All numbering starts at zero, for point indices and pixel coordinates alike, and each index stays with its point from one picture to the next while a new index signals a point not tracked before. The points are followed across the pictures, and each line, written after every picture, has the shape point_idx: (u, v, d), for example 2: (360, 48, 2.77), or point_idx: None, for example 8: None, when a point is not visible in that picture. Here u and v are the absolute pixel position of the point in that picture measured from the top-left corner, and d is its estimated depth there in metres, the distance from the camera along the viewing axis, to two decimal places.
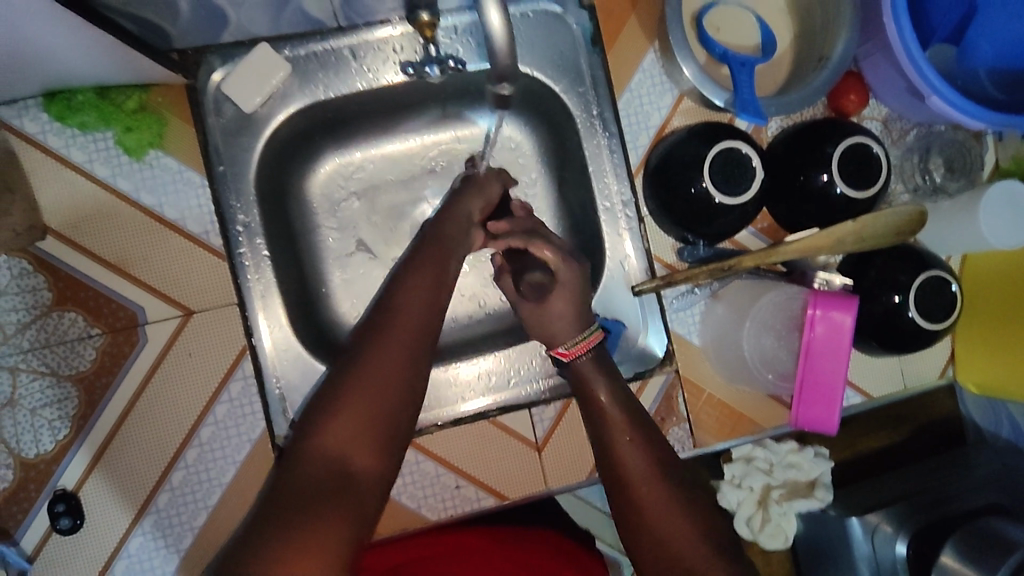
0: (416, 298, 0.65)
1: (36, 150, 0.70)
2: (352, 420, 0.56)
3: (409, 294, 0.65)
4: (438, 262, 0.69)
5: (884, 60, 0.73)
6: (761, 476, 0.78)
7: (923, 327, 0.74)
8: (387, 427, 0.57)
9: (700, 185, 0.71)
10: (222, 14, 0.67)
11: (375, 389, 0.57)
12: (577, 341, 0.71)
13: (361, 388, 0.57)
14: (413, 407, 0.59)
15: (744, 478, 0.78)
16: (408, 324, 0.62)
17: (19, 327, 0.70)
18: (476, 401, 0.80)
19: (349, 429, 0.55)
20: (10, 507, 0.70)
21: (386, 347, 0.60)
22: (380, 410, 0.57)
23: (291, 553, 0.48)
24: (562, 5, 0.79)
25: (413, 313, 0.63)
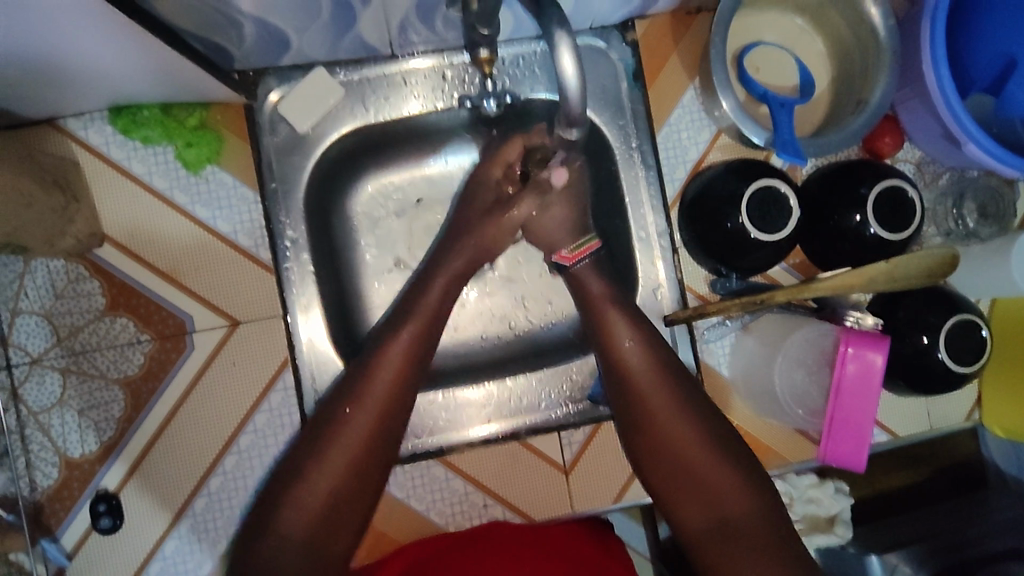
0: (389, 377, 0.68)
1: (99, 160, 0.73)
2: (318, 506, 0.63)
3: (383, 368, 0.68)
4: (421, 329, 0.71)
5: (920, 106, 0.74)
6: None
7: (952, 369, 0.75)
8: (345, 506, 0.64)
9: (736, 220, 0.73)
10: (285, 39, 0.70)
11: (339, 475, 0.64)
12: (578, 246, 0.77)
13: (325, 476, 0.64)
14: (369, 478, 0.65)
15: None
16: (376, 404, 0.67)
17: (71, 330, 0.73)
18: (482, 427, 0.80)
19: (313, 514, 0.63)
20: (53, 504, 0.72)
21: (353, 430, 0.65)
22: (342, 493, 0.64)
23: None
24: (607, 41, 0.82)
25: (382, 393, 0.67)
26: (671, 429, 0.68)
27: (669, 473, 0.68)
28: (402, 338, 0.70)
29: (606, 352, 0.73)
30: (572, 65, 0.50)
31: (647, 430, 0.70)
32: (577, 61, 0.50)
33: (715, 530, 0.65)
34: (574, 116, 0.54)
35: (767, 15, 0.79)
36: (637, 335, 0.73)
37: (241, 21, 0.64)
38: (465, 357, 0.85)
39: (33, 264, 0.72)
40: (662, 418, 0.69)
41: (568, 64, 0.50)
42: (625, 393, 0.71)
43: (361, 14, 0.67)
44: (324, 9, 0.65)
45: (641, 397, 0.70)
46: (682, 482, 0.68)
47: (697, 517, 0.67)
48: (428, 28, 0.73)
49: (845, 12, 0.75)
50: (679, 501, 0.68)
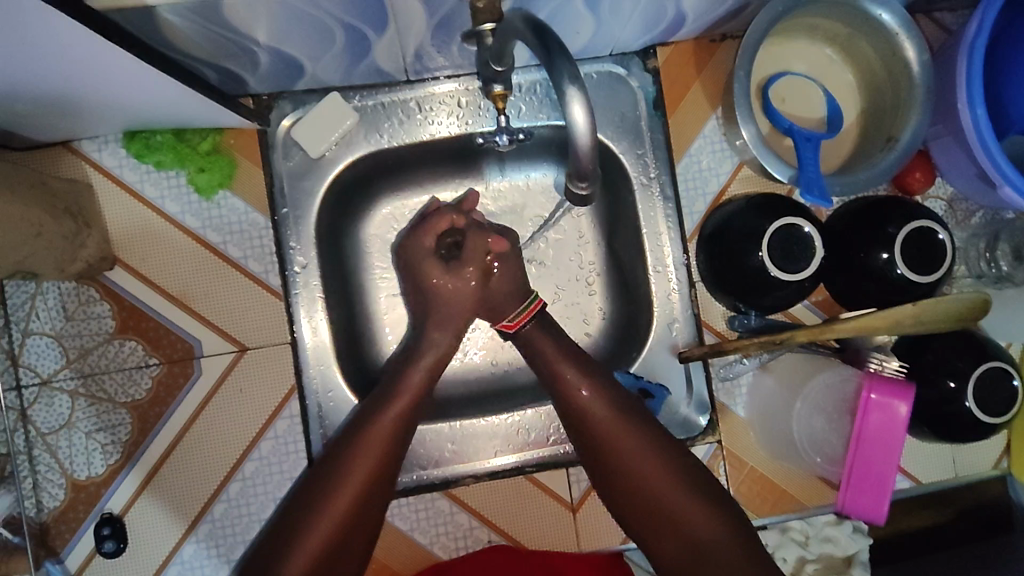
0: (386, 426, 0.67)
1: (112, 182, 0.73)
2: (323, 542, 0.62)
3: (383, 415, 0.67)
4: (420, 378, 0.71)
5: (954, 143, 0.71)
6: (797, 549, 0.77)
7: (981, 420, 0.71)
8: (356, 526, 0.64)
9: (757, 257, 0.70)
10: (299, 65, 0.69)
11: (343, 518, 0.64)
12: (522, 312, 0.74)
13: (328, 516, 0.63)
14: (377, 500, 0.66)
15: (778, 549, 0.77)
16: (374, 455, 0.66)
17: (81, 352, 0.73)
18: (506, 456, 0.78)
19: (319, 555, 0.62)
20: (58, 525, 0.72)
21: (352, 477, 0.65)
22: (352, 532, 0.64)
23: None
24: (626, 68, 0.80)
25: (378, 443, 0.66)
26: (643, 469, 0.66)
27: (642, 512, 0.66)
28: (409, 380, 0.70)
29: (564, 402, 0.70)
30: (583, 117, 0.48)
31: (616, 472, 0.67)
32: (589, 114, 0.48)
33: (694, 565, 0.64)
34: (585, 167, 0.52)
35: (795, 44, 0.77)
36: (593, 382, 0.69)
37: (254, 50, 0.64)
38: (475, 386, 0.83)
39: (45, 285, 0.72)
40: (630, 458, 0.67)
41: (580, 117, 0.48)
42: (589, 439, 0.69)
43: (376, 42, 0.66)
44: (338, 37, 0.64)
45: (605, 441, 0.68)
46: (655, 519, 0.66)
47: (675, 554, 0.65)
48: (444, 54, 0.71)
49: (877, 44, 0.72)
50: (655, 534, 0.66)
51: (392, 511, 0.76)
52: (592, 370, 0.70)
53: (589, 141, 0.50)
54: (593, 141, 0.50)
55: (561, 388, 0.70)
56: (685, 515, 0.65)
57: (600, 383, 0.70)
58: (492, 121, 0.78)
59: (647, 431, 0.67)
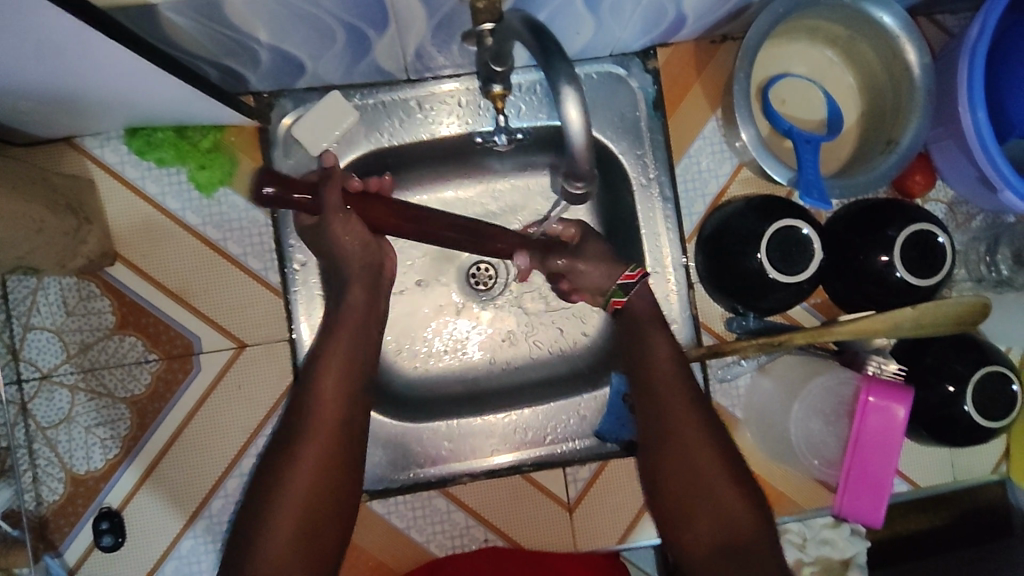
0: (332, 418, 0.64)
1: (114, 178, 0.74)
2: (302, 511, 0.60)
3: (324, 411, 0.64)
4: (348, 366, 0.67)
5: (955, 147, 0.71)
6: (794, 552, 0.77)
7: (980, 424, 0.71)
8: (339, 483, 0.63)
9: (755, 258, 0.70)
10: (299, 64, 0.69)
11: (304, 509, 0.61)
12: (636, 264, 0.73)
13: (291, 511, 0.60)
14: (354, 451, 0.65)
15: None
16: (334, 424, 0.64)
17: (81, 347, 0.73)
18: (503, 456, 0.78)
19: (299, 522, 0.60)
20: (57, 519, 0.73)
21: (306, 471, 0.62)
22: (316, 521, 0.61)
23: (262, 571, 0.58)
24: (627, 68, 0.79)
25: (335, 419, 0.64)
26: (701, 453, 0.66)
27: (687, 495, 0.65)
28: (330, 365, 0.66)
29: (642, 382, 0.70)
30: (578, 117, 0.48)
31: (675, 451, 0.67)
32: (584, 114, 0.48)
33: (726, 552, 0.63)
34: (580, 168, 0.52)
35: (795, 46, 0.77)
36: (671, 365, 0.70)
37: (256, 48, 0.64)
38: (472, 384, 0.83)
39: (46, 280, 0.73)
40: (687, 440, 0.67)
41: (575, 116, 0.48)
42: (654, 416, 0.69)
43: (376, 41, 0.66)
44: (338, 36, 0.64)
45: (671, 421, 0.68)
46: (698, 500, 0.65)
47: (711, 540, 0.64)
48: (444, 54, 0.71)
49: (878, 48, 0.72)
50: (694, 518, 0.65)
51: (388, 509, 0.76)
52: (669, 363, 0.70)
53: (583, 141, 0.50)
54: (588, 142, 0.50)
55: (647, 369, 0.70)
56: (731, 500, 0.64)
57: (674, 369, 0.70)
58: (492, 121, 0.78)
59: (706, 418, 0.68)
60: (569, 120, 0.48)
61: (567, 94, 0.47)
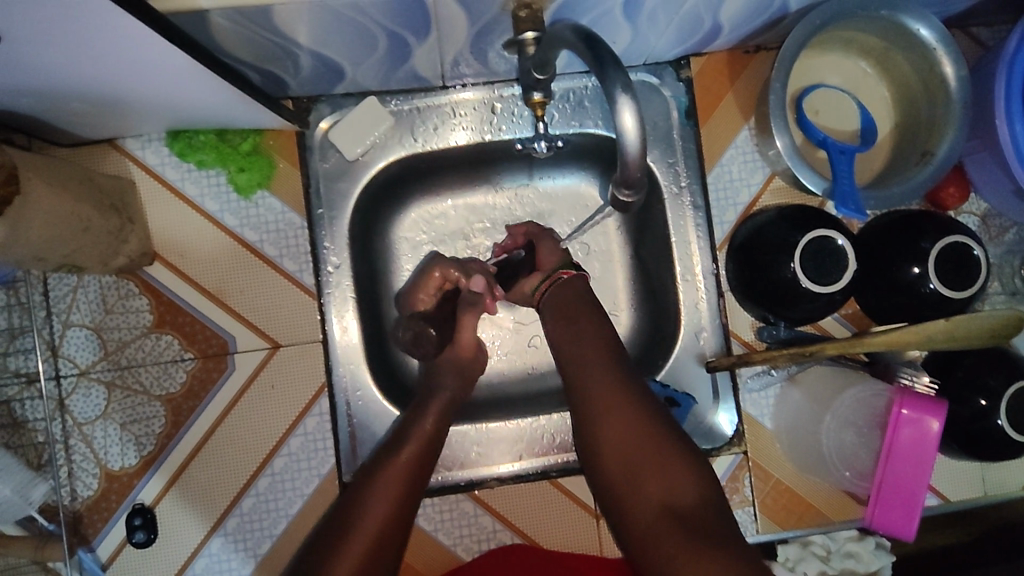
0: (399, 467, 0.62)
1: (154, 179, 0.75)
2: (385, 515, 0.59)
3: (396, 461, 0.63)
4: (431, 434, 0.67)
5: (990, 160, 0.71)
6: (818, 564, 0.74)
7: (1013, 439, 0.70)
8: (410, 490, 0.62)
9: (790, 269, 0.70)
10: (339, 70, 0.71)
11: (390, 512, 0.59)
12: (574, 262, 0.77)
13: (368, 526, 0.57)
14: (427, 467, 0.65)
15: (799, 563, 0.74)
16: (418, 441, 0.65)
17: (119, 345, 0.74)
18: (507, 465, 0.78)
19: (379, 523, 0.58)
20: (91, 515, 0.73)
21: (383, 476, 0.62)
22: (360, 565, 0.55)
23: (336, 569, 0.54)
24: (660, 77, 0.80)
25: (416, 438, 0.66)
26: (628, 419, 0.62)
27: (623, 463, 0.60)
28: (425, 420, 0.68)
29: (568, 362, 0.68)
30: (633, 123, 0.49)
31: (609, 424, 0.62)
32: (639, 120, 0.49)
33: (670, 524, 0.56)
34: (631, 175, 0.52)
35: (829, 57, 0.77)
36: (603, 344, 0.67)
37: (298, 53, 0.66)
38: (501, 388, 0.84)
39: (87, 278, 0.74)
40: (610, 402, 0.63)
41: (629, 124, 0.49)
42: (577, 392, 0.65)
43: (416, 48, 0.67)
44: (380, 43, 0.65)
45: (598, 393, 0.64)
46: (634, 468, 0.60)
47: (656, 516, 0.57)
48: (481, 62, 0.72)
49: (913, 59, 0.72)
50: (632, 488, 0.59)
51: (416, 512, 0.76)
52: None
53: (637, 149, 0.50)
54: (641, 150, 0.50)
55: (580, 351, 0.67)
56: (671, 468, 0.59)
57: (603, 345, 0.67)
58: (531, 127, 0.79)
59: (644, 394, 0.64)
60: (624, 129, 0.49)
61: (623, 101, 0.48)
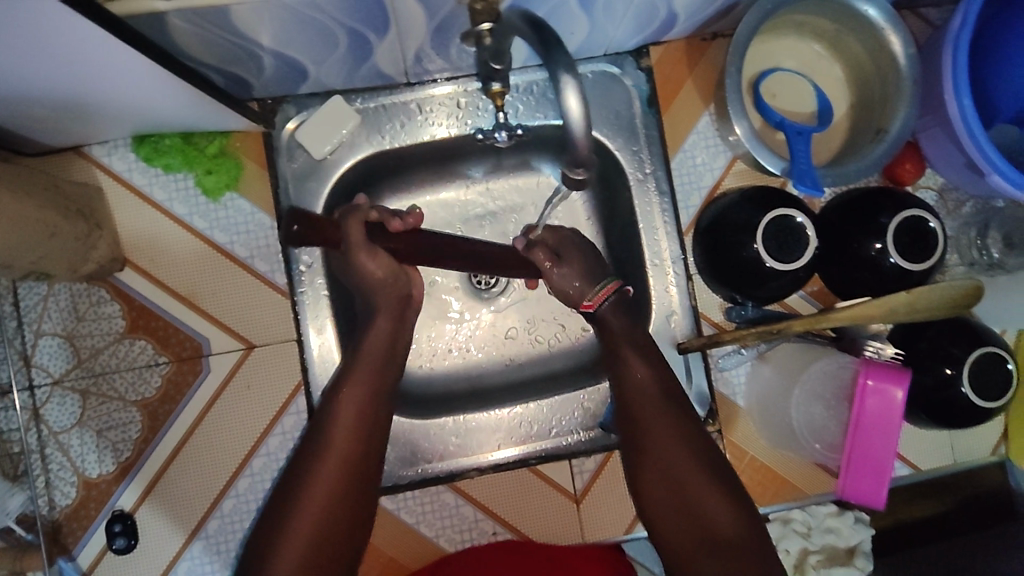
0: (342, 442, 0.63)
1: (121, 185, 0.75)
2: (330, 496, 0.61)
3: (337, 444, 0.63)
4: (358, 423, 0.65)
5: (942, 135, 0.73)
6: (799, 540, 0.77)
7: (978, 405, 0.72)
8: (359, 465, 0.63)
9: (753, 248, 0.72)
10: (302, 69, 0.71)
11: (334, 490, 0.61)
12: (599, 288, 0.72)
13: (315, 515, 0.60)
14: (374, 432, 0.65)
15: (780, 541, 0.77)
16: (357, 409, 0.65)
17: (92, 352, 0.74)
18: (506, 449, 0.79)
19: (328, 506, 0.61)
20: (70, 523, 0.73)
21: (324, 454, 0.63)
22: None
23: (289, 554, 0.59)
24: (621, 67, 0.82)
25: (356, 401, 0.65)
26: (674, 455, 0.65)
27: (663, 495, 0.65)
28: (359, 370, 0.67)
29: (624, 396, 0.69)
30: (578, 107, 0.49)
31: (652, 460, 0.66)
32: (584, 104, 0.49)
33: (703, 552, 0.62)
34: (582, 156, 0.52)
35: (785, 41, 0.79)
36: (652, 378, 0.69)
37: (260, 54, 0.66)
38: (478, 380, 0.85)
39: (57, 287, 0.74)
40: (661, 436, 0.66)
41: (574, 106, 0.49)
42: (627, 427, 0.68)
43: (378, 45, 0.68)
44: (341, 41, 0.66)
45: (646, 429, 0.67)
46: (675, 501, 0.64)
47: (697, 551, 0.63)
48: (443, 57, 0.73)
49: (863, 39, 0.74)
50: (662, 520, 0.65)
51: (398, 505, 0.77)
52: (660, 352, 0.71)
53: (584, 132, 0.50)
54: (589, 133, 0.50)
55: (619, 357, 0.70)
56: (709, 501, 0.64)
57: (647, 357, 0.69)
58: (491, 120, 0.80)
59: (684, 425, 0.67)
60: (569, 110, 0.49)
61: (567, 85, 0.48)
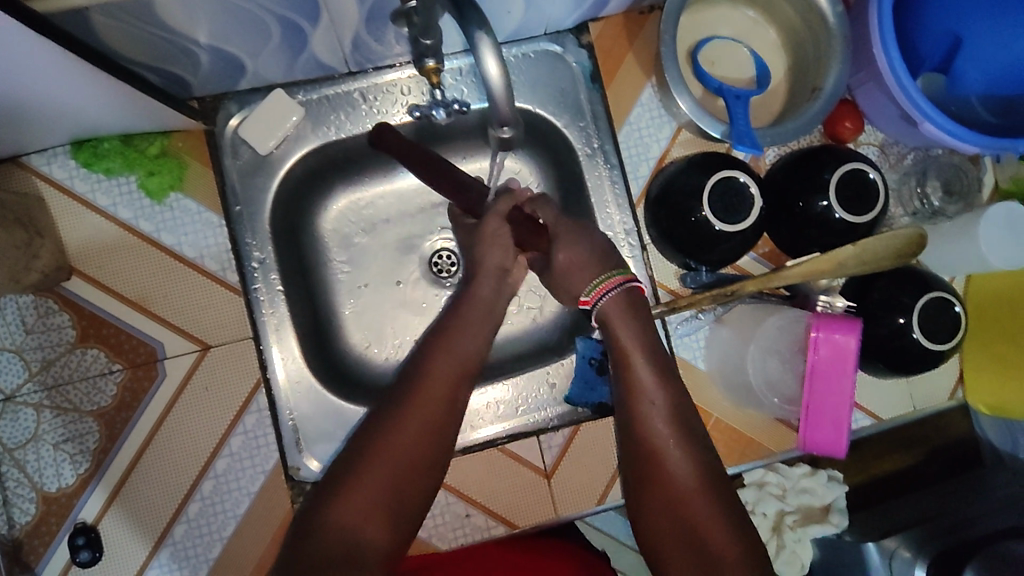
0: (439, 379, 0.61)
1: (62, 193, 0.74)
2: (420, 429, 0.58)
3: (434, 379, 0.61)
4: (445, 387, 0.61)
5: (876, 89, 0.75)
6: (775, 502, 0.79)
7: (930, 349, 0.74)
8: (453, 406, 0.61)
9: (701, 213, 0.73)
10: (239, 64, 0.71)
11: (430, 423, 0.59)
12: (596, 285, 0.68)
13: (399, 453, 0.57)
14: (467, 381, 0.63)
15: (758, 505, 0.79)
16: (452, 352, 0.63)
17: (44, 364, 0.73)
18: (486, 428, 0.79)
19: (413, 445, 0.58)
20: (31, 540, 0.72)
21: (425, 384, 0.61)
22: (374, 557, 0.53)
23: (361, 497, 0.55)
24: (562, 45, 0.82)
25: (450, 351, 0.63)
26: (678, 480, 0.60)
27: (661, 522, 0.60)
28: (459, 318, 0.66)
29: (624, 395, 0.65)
30: (498, 71, 0.50)
31: (652, 483, 0.61)
32: (502, 66, 0.50)
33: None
34: (505, 116, 0.54)
35: (719, 9, 0.80)
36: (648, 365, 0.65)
37: (195, 50, 0.66)
38: None
39: (2, 300, 0.72)
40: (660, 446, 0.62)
41: (493, 68, 0.50)
42: (629, 440, 0.63)
43: (312, 34, 0.68)
44: (273, 32, 0.66)
45: (646, 445, 0.62)
46: (674, 532, 0.59)
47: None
48: (382, 43, 0.73)
49: (793, 1, 0.75)
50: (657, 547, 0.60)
51: None
52: None
53: (503, 92, 0.52)
54: (508, 95, 0.52)
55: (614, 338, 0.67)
56: (710, 534, 0.57)
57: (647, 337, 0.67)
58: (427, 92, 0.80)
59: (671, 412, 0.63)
60: (490, 75, 0.50)
61: (485, 48, 0.50)
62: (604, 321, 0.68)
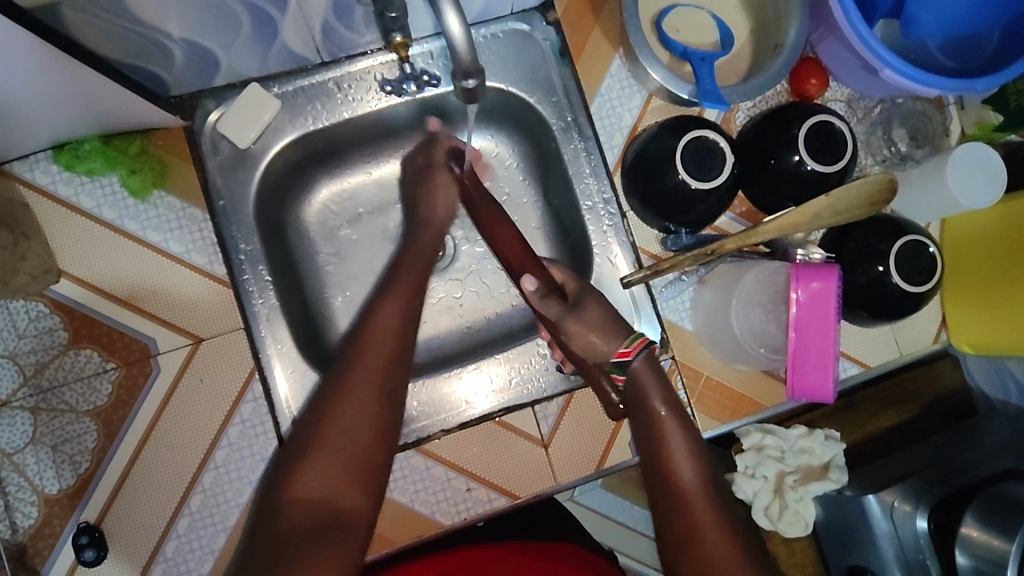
0: (377, 351, 0.67)
1: (47, 199, 0.75)
2: (368, 398, 0.64)
3: (371, 349, 0.67)
4: (385, 357, 0.67)
5: (836, 42, 0.77)
6: (775, 464, 0.75)
7: (909, 291, 0.75)
8: (393, 375, 0.67)
9: (676, 175, 0.74)
10: (214, 58, 0.72)
11: (376, 392, 0.65)
12: (636, 338, 0.73)
13: (350, 420, 0.62)
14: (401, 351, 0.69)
15: (757, 467, 0.74)
16: (390, 328, 0.70)
17: (37, 368, 0.73)
18: (480, 405, 0.80)
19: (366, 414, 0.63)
20: (36, 543, 0.72)
21: (363, 358, 0.66)
22: (346, 514, 0.59)
23: (323, 465, 0.60)
24: (529, 24, 0.84)
25: (386, 325, 0.70)
26: (699, 507, 0.65)
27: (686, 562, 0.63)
28: (386, 307, 0.71)
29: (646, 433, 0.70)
30: (458, 25, 0.53)
31: (678, 511, 0.65)
32: (464, 24, 0.53)
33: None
34: (468, 68, 0.56)
35: None
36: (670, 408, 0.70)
37: (169, 45, 0.67)
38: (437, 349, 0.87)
39: None
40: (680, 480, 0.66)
41: (455, 25, 0.53)
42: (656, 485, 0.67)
43: (282, 23, 0.69)
44: (244, 23, 0.67)
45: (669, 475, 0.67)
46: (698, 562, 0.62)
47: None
48: (352, 30, 0.75)
49: None
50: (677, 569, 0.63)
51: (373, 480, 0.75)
52: None
53: (467, 48, 0.55)
54: (470, 45, 0.54)
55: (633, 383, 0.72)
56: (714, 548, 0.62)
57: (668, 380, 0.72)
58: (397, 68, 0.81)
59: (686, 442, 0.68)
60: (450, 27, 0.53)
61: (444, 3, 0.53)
62: (636, 378, 0.72)
